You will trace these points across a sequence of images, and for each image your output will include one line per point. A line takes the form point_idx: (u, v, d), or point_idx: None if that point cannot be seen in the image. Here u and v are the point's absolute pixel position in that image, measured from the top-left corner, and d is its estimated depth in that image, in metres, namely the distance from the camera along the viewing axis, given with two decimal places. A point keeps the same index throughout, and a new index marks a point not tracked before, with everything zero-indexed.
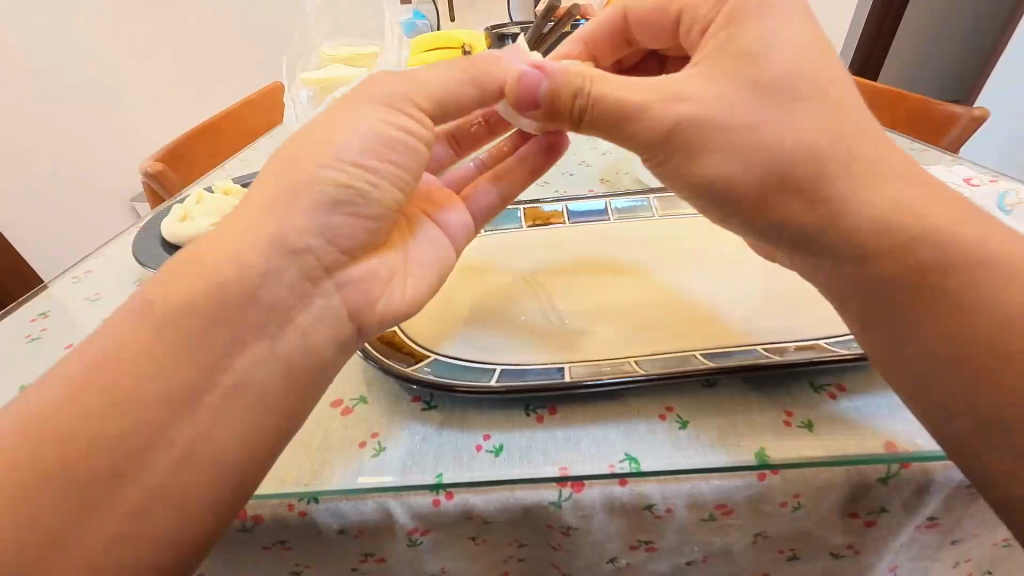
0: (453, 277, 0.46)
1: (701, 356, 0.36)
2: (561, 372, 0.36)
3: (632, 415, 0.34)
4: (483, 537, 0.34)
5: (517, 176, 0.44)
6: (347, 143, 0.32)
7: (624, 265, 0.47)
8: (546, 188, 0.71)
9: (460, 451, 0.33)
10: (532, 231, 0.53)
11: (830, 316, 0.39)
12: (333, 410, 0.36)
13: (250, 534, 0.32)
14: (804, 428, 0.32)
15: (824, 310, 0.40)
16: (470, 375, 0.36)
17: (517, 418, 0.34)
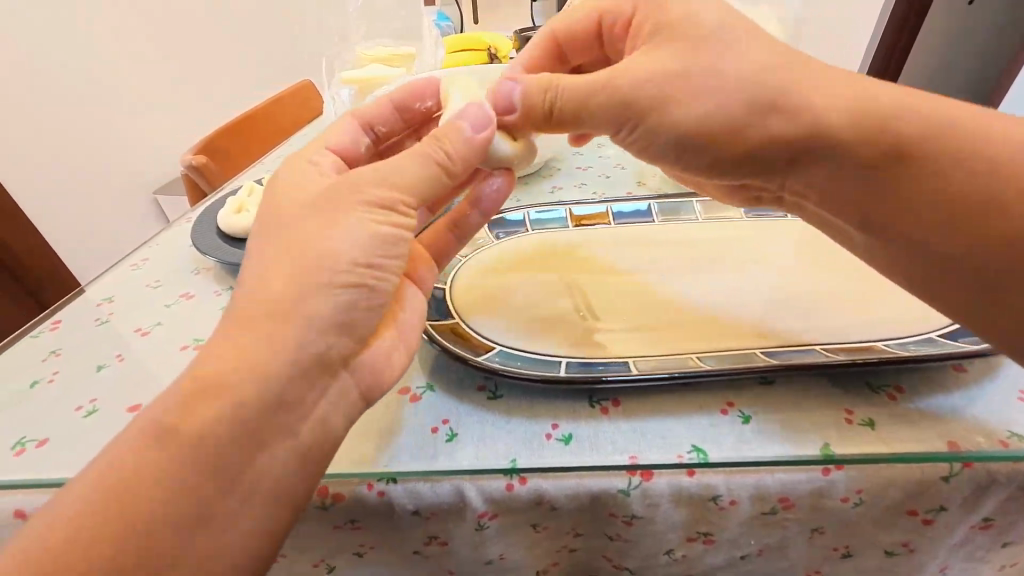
0: (508, 274, 0.48)
1: (761, 354, 0.37)
2: (626, 365, 0.37)
3: (696, 408, 0.35)
4: (544, 525, 0.35)
5: (470, 224, 0.46)
6: (342, 243, 0.31)
7: (673, 267, 0.49)
8: (583, 190, 0.74)
9: (531, 438, 0.34)
10: (579, 230, 0.55)
11: (877, 313, 0.41)
12: (402, 397, 0.38)
13: (327, 512, 0.34)
14: (866, 426, 0.33)
15: (868, 309, 0.41)
16: (536, 367, 0.37)
17: (582, 409, 0.36)
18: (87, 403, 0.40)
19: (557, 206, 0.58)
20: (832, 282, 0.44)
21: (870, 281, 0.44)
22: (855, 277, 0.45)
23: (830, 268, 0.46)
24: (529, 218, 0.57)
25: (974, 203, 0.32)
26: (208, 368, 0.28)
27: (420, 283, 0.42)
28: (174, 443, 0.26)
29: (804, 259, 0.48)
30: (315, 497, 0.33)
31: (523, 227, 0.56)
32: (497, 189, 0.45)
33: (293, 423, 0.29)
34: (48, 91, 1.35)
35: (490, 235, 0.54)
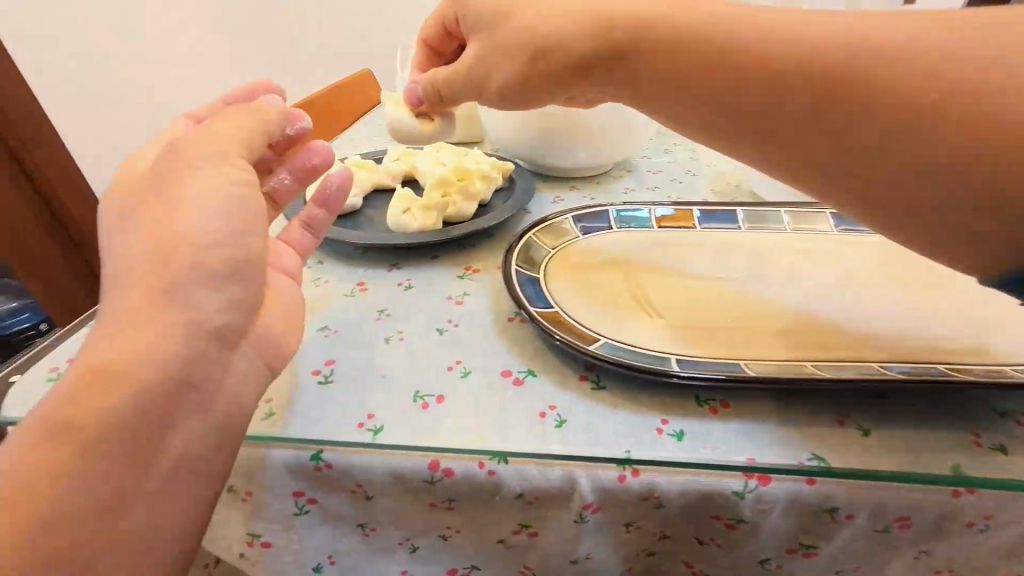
0: (600, 269, 0.48)
1: (884, 367, 0.36)
2: (740, 367, 0.36)
3: (812, 417, 0.34)
4: (636, 525, 0.35)
5: (321, 222, 0.44)
6: (217, 221, 0.30)
7: (767, 277, 0.49)
8: (657, 193, 0.73)
9: (642, 431, 0.33)
10: (665, 232, 0.56)
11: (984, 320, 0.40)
12: (504, 379, 0.38)
13: (431, 487, 0.34)
14: (997, 450, 0.32)
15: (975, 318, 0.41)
16: (644, 360, 0.36)
17: (692, 407, 0.35)
18: None
19: (642, 206, 0.58)
20: (931, 292, 0.44)
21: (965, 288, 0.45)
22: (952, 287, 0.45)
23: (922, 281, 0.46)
24: (614, 215, 0.57)
25: (876, 85, 0.27)
26: (107, 362, 0.26)
27: (279, 267, 0.40)
28: (73, 442, 0.25)
29: (891, 270, 0.48)
30: (426, 470, 0.33)
31: (608, 223, 0.56)
32: (334, 184, 0.44)
33: (206, 402, 0.28)
34: (58, 89, 1.25)
35: (576, 227, 0.54)
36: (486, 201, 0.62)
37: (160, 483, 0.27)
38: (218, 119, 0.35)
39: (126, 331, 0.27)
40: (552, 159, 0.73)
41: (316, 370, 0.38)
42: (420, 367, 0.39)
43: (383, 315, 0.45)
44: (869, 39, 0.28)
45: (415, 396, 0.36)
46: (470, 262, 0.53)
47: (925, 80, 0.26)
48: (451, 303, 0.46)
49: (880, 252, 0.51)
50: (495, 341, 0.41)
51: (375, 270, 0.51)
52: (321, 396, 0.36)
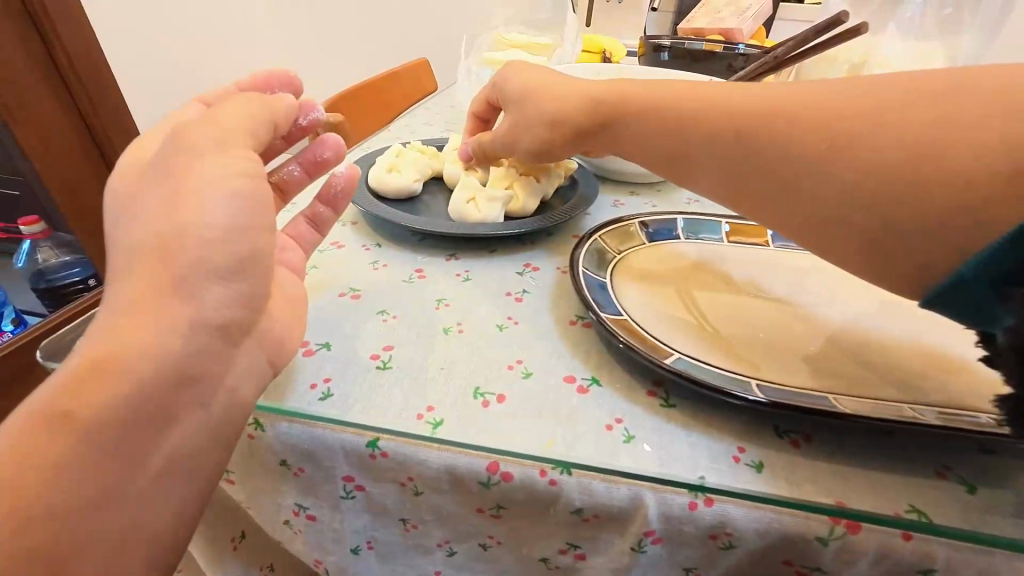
0: (668, 280, 0.46)
1: (990, 418, 0.33)
2: (828, 400, 0.33)
3: (907, 464, 0.31)
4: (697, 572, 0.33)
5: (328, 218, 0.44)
6: (218, 211, 0.29)
7: (850, 304, 0.45)
8: (721, 206, 0.70)
9: (719, 458, 0.31)
10: (735, 247, 0.53)
11: None
12: (568, 384, 0.36)
13: (486, 489, 0.32)
14: None
15: None
16: (723, 381, 0.34)
17: (771, 437, 0.33)
18: None
19: (712, 218, 0.55)
20: None
21: None
22: None
23: None
24: (682, 225, 0.54)
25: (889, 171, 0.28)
26: (114, 349, 0.25)
27: (285, 262, 0.41)
28: (72, 432, 0.24)
29: None
30: (483, 471, 0.31)
31: (675, 233, 0.53)
32: (338, 185, 0.43)
33: (206, 397, 0.28)
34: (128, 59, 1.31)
35: (643, 234, 0.52)
36: (547, 198, 0.60)
37: (151, 467, 0.26)
38: (230, 103, 0.33)
39: (134, 313, 0.26)
40: (614, 162, 0.71)
41: (375, 355, 0.37)
42: (479, 363, 0.37)
43: (442, 305, 0.43)
44: (869, 106, 0.30)
45: (476, 393, 0.35)
46: (529, 259, 0.51)
47: (905, 157, 0.28)
48: (511, 300, 0.45)
49: None
50: (557, 344, 0.40)
51: (434, 259, 0.50)
52: (379, 383, 0.35)
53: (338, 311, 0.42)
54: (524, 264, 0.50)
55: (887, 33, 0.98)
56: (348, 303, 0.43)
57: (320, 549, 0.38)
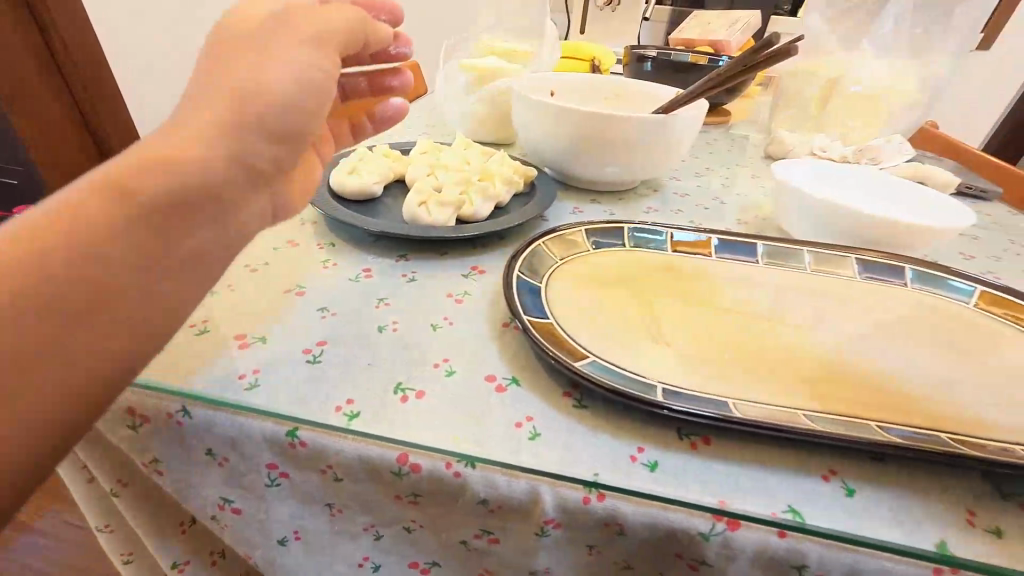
0: (605, 289, 0.48)
1: (878, 428, 0.34)
2: (726, 406, 0.35)
3: (794, 467, 0.33)
4: (599, 550, 0.35)
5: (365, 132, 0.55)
6: (245, 125, 0.29)
7: (778, 319, 0.47)
8: (680, 216, 0.72)
9: (616, 456, 0.33)
10: (677, 257, 0.55)
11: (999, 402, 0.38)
12: (488, 384, 0.38)
13: (398, 479, 0.34)
14: (992, 534, 0.30)
15: (987, 397, 0.39)
16: (631, 385, 0.35)
17: (671, 439, 0.34)
18: (202, 321, 0.41)
19: (659, 228, 0.57)
20: (944, 362, 0.42)
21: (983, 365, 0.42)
22: (968, 360, 0.43)
23: (941, 348, 0.44)
24: (628, 234, 0.56)
25: None
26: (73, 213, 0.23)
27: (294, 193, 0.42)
28: (128, 206, 0.24)
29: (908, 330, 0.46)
30: (394, 462, 0.33)
31: (621, 241, 0.55)
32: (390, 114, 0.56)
33: (221, 219, 0.28)
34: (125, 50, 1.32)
35: (587, 242, 0.53)
36: (504, 204, 0.62)
37: (148, 297, 0.25)
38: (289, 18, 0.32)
39: (160, 152, 0.26)
40: (578, 171, 0.73)
41: (308, 350, 0.39)
42: (406, 360, 0.39)
43: (383, 304, 0.45)
44: None
45: (397, 388, 0.36)
46: (476, 263, 0.53)
47: None
48: (451, 301, 0.47)
49: (896, 310, 0.49)
50: (485, 345, 0.41)
51: (384, 259, 0.52)
52: (308, 375, 0.37)
53: (284, 306, 0.44)
54: (471, 267, 0.52)
55: (861, 51, 1.00)
56: (293, 299, 0.45)
57: (248, 538, 0.40)
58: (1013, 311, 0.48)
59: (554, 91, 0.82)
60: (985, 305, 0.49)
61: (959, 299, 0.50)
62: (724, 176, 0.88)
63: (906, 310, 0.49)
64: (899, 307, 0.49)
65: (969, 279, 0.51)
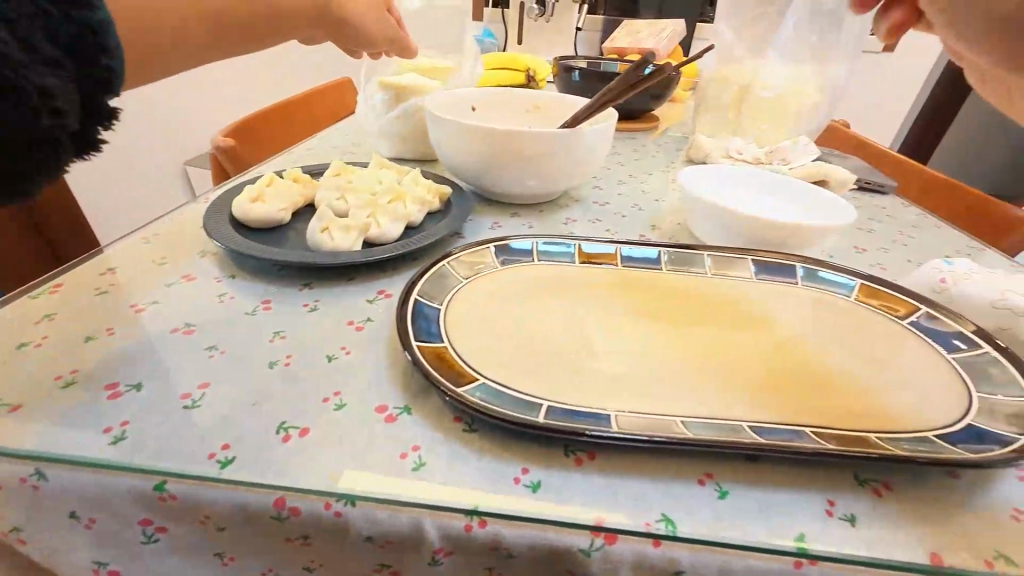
0: (511, 307, 0.48)
1: (751, 429, 0.36)
2: (608, 420, 0.35)
3: (671, 474, 0.34)
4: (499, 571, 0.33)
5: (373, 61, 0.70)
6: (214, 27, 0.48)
7: (676, 327, 0.49)
8: (598, 225, 0.73)
9: (499, 480, 0.33)
10: (585, 268, 0.56)
11: (868, 396, 0.41)
12: (378, 415, 0.37)
13: (280, 524, 0.33)
14: (846, 522, 0.32)
15: (858, 391, 0.41)
16: (516, 406, 0.36)
17: (557, 457, 0.35)
18: (71, 373, 0.38)
19: (568, 240, 0.58)
20: (825, 359, 0.45)
21: (859, 360, 0.45)
22: (848, 356, 0.46)
23: (823, 346, 0.47)
24: (537, 248, 0.57)
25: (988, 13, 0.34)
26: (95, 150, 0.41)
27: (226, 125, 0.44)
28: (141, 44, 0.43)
29: (794, 329, 0.49)
30: (272, 507, 0.32)
31: (530, 256, 0.56)
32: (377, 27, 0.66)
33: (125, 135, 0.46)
34: None
35: (495, 259, 0.54)
36: (416, 223, 0.61)
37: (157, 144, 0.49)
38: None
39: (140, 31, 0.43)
40: (497, 186, 0.73)
41: (186, 395, 0.37)
42: (295, 396, 0.38)
43: (277, 338, 0.44)
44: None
45: (280, 428, 0.35)
46: (384, 287, 0.53)
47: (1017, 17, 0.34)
48: (352, 329, 0.46)
49: (793, 308, 0.52)
50: (381, 373, 0.41)
51: (285, 289, 0.51)
52: (182, 423, 0.35)
53: (166, 348, 0.42)
54: (377, 292, 0.52)
55: (767, 59, 1.06)
56: (177, 340, 0.43)
57: None
58: (887, 302, 0.51)
59: (475, 105, 0.83)
60: (864, 298, 0.52)
61: (842, 294, 0.53)
62: (646, 182, 0.91)
63: (806, 308, 0.52)
64: (797, 306, 0.52)
65: (850, 273, 0.55)
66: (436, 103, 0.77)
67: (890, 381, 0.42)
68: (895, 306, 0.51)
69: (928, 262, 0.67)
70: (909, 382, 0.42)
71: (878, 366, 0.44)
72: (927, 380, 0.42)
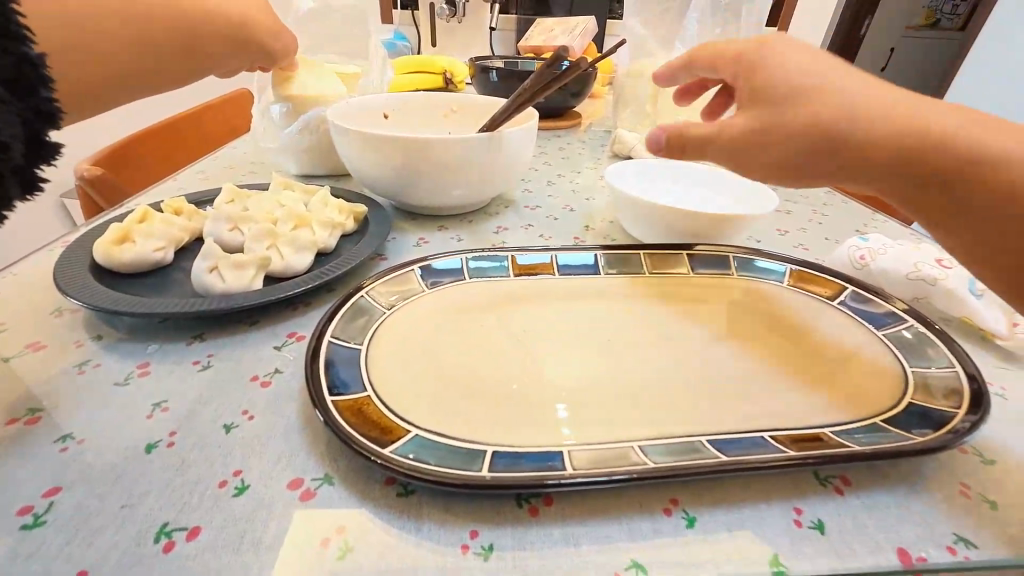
0: (442, 337, 0.43)
1: (709, 443, 0.34)
2: (561, 459, 0.32)
3: (635, 509, 0.31)
4: None
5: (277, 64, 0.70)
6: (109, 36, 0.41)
7: (620, 335, 0.46)
8: (530, 231, 0.70)
9: (443, 553, 0.28)
10: (521, 281, 0.52)
11: (815, 384, 0.40)
12: (290, 494, 0.31)
13: None
14: (816, 529, 0.30)
15: (803, 380, 0.41)
16: (456, 459, 0.31)
17: (508, 509, 0.31)
18: None
19: (499, 253, 0.54)
20: (767, 350, 0.45)
21: (800, 346, 0.45)
22: (790, 344, 0.45)
23: (764, 336, 0.47)
24: (468, 265, 0.52)
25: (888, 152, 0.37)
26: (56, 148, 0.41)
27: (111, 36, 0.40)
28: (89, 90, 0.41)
29: (734, 322, 0.49)
30: None
31: (461, 275, 0.51)
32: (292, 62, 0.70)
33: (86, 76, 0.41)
34: None
35: (421, 282, 0.49)
36: (329, 250, 0.55)
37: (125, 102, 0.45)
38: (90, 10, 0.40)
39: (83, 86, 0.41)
40: (420, 199, 0.68)
41: (25, 509, 0.29)
42: (180, 488, 0.31)
43: (158, 410, 0.36)
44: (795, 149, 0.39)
45: (160, 533, 0.28)
46: (295, 330, 0.46)
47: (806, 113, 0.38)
48: (255, 387, 0.39)
49: (731, 300, 0.52)
50: (293, 439, 0.34)
51: (169, 346, 0.43)
52: (17, 551, 0.27)
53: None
54: (286, 336, 0.45)
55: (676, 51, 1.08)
56: (17, 432, 0.34)
57: None
58: (816, 284, 0.52)
59: (388, 111, 0.77)
60: (795, 283, 0.53)
61: (775, 281, 0.54)
62: (574, 181, 0.89)
63: (742, 297, 0.52)
64: (734, 296, 0.52)
65: (780, 259, 0.55)
66: (342, 113, 0.71)
67: (833, 365, 0.42)
68: (824, 288, 0.52)
69: (842, 238, 0.71)
70: (849, 363, 0.42)
71: (819, 351, 0.44)
72: (864, 360, 0.43)
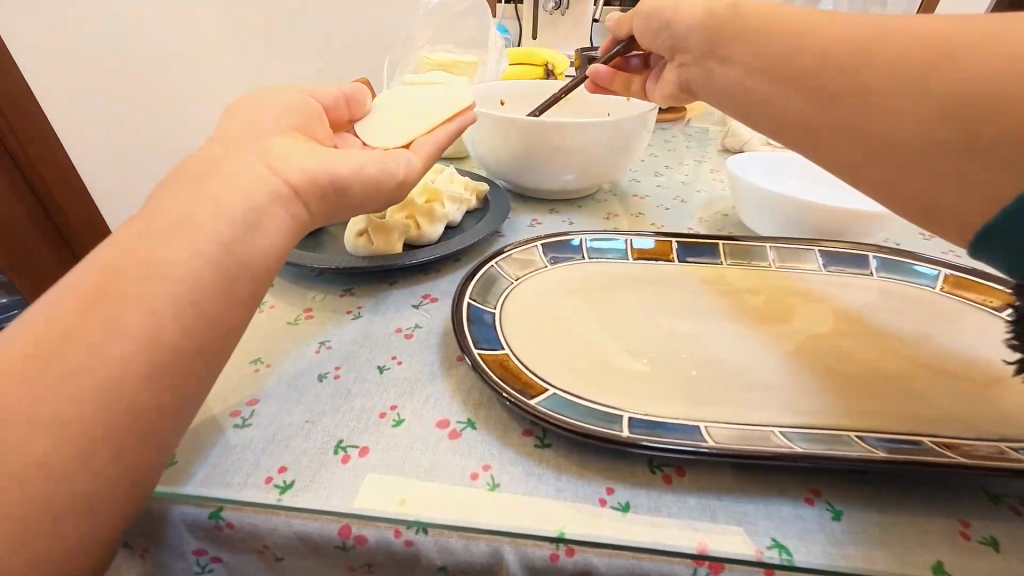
0: (567, 309, 0.45)
1: (859, 439, 0.32)
2: (699, 433, 0.32)
3: (775, 493, 0.30)
4: None
5: None
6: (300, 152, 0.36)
7: (746, 327, 0.45)
8: (641, 219, 0.70)
9: (582, 502, 0.30)
10: (639, 264, 0.52)
11: (979, 396, 0.37)
12: (440, 431, 0.34)
13: (345, 553, 0.30)
14: (987, 545, 0.28)
15: (965, 391, 0.37)
16: (595, 419, 0.32)
17: (643, 474, 0.32)
18: None
19: (619, 236, 0.55)
20: (920, 355, 0.41)
21: (961, 356, 0.41)
22: (946, 351, 0.41)
23: (913, 340, 0.43)
24: (587, 245, 0.54)
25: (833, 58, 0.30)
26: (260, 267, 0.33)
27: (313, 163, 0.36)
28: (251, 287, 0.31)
29: (876, 323, 0.45)
30: (337, 536, 0.29)
31: (580, 254, 0.53)
32: None
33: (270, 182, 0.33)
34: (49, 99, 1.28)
35: (544, 258, 0.51)
36: (456, 223, 0.59)
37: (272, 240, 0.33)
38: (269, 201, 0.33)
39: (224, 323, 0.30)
40: (535, 182, 0.70)
41: (234, 412, 0.35)
42: (349, 413, 0.35)
43: (323, 348, 0.42)
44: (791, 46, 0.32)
45: (338, 447, 0.33)
46: (429, 292, 0.50)
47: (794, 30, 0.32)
48: (400, 336, 0.43)
49: (870, 301, 0.48)
50: (437, 385, 0.38)
51: (326, 295, 0.48)
52: (232, 444, 0.32)
53: None
54: (422, 297, 0.49)
55: None
56: None
57: None
58: (980, 292, 0.47)
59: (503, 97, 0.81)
60: (951, 288, 0.48)
61: (925, 285, 0.49)
62: (683, 172, 0.87)
63: (883, 298, 0.48)
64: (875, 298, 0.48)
65: (932, 262, 0.50)
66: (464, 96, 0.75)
67: (1004, 379, 0.38)
68: (989, 296, 0.46)
69: None
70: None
71: (984, 363, 0.40)
72: None
